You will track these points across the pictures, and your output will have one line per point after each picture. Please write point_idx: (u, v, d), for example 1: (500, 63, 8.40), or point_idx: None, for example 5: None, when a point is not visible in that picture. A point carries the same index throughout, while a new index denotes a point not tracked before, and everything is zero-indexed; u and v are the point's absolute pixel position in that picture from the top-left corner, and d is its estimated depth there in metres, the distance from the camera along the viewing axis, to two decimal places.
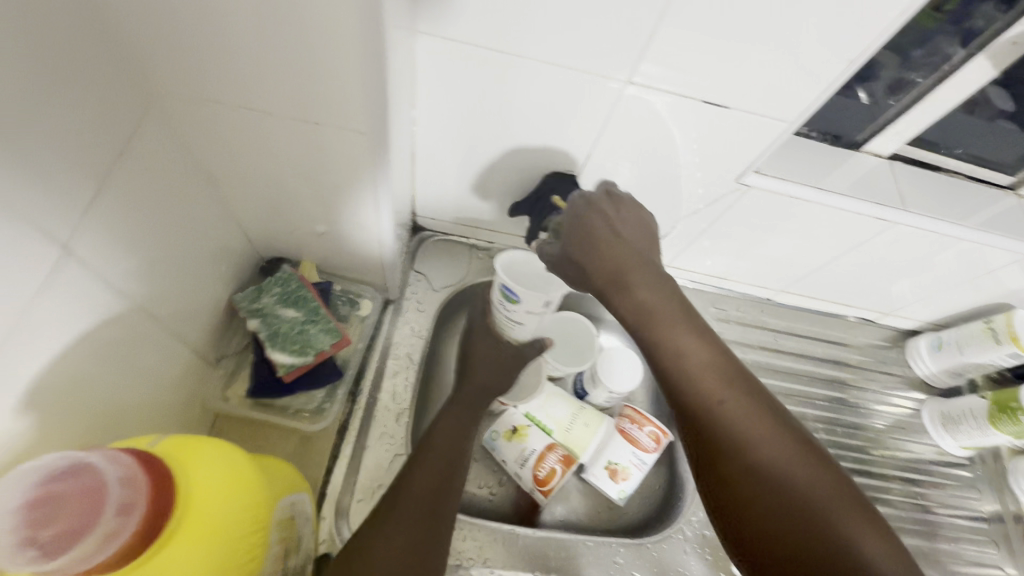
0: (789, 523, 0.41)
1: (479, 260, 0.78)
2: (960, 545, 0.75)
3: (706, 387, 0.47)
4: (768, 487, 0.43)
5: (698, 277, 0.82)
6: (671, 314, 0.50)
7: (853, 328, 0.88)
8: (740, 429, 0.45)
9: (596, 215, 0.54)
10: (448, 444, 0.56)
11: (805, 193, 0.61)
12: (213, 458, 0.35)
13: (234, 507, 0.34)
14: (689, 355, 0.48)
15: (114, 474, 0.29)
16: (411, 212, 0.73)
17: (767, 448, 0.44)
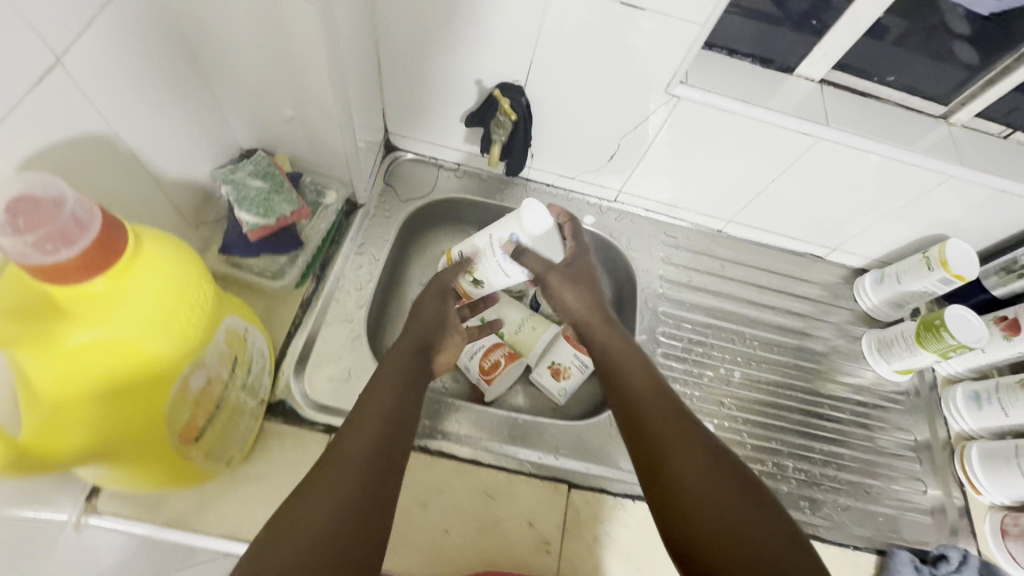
0: (716, 519, 0.46)
1: (446, 179, 0.85)
2: (886, 459, 0.78)
3: (651, 418, 0.56)
4: (699, 487, 0.48)
5: (651, 205, 0.88)
6: (627, 361, 0.63)
7: (804, 263, 0.92)
8: (675, 438, 0.53)
9: (581, 271, 0.72)
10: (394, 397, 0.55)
11: (731, 105, 0.67)
12: (170, 251, 0.41)
13: (176, 294, 0.40)
14: (633, 377, 0.61)
15: (82, 198, 0.34)
16: (383, 128, 0.80)
17: (697, 458, 0.51)
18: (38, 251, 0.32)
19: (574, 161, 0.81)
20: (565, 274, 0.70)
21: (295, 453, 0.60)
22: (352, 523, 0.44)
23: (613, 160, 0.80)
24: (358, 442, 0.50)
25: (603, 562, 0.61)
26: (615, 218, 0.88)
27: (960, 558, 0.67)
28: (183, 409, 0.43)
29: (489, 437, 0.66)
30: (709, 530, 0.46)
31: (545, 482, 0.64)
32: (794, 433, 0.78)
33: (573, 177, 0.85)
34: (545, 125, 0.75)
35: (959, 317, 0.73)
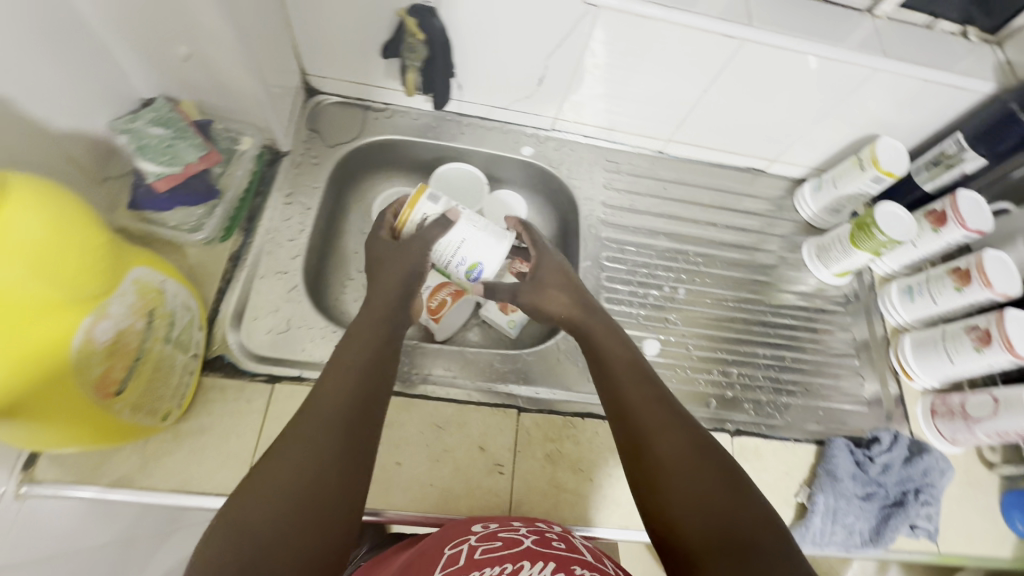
0: (699, 499, 0.44)
1: (375, 120, 0.82)
2: (826, 359, 0.81)
3: (637, 403, 0.52)
4: (686, 477, 0.46)
5: (590, 130, 0.86)
6: (614, 348, 0.58)
7: (746, 178, 0.92)
8: (666, 426, 0.49)
9: (550, 275, 0.66)
10: (370, 353, 0.52)
11: (651, 10, 0.65)
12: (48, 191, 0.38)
13: (60, 240, 0.38)
14: (616, 364, 0.56)
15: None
16: (299, 69, 0.76)
17: (687, 453, 0.47)
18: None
19: (503, 89, 0.79)
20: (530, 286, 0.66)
21: (236, 405, 0.60)
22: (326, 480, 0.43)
23: (545, 85, 0.78)
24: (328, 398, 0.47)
25: (554, 476, 0.63)
26: (554, 147, 0.87)
27: (890, 438, 0.71)
28: (94, 359, 0.42)
29: (437, 373, 0.67)
30: (700, 516, 0.43)
31: (494, 408, 0.65)
32: (738, 341, 0.80)
33: (505, 107, 0.83)
34: (467, 51, 0.72)
35: (891, 214, 0.75)
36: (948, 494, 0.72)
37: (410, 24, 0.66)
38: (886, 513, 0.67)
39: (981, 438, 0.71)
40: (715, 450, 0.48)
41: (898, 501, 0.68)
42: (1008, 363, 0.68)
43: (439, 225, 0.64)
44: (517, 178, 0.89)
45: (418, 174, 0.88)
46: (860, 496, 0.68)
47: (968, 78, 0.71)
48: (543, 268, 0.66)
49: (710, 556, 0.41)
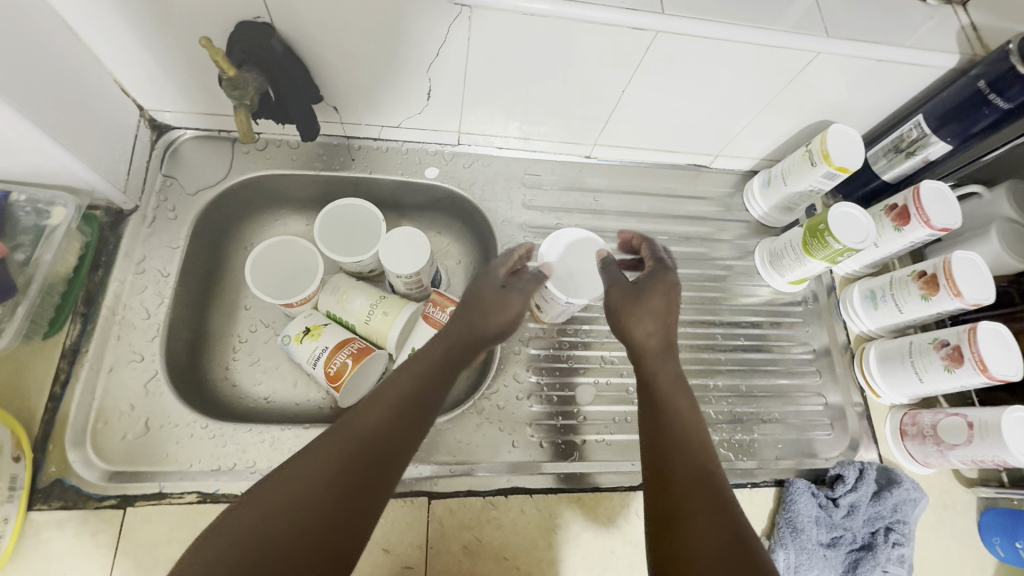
0: None
1: (245, 155, 0.69)
2: (786, 379, 0.73)
3: (692, 465, 0.47)
4: (705, 550, 0.41)
5: (503, 141, 0.74)
6: (684, 402, 0.53)
7: (688, 177, 0.81)
8: (711, 504, 0.44)
9: (654, 294, 0.59)
10: (418, 389, 0.50)
11: (536, 6, 0.52)
12: None
13: None
14: (687, 422, 0.51)
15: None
16: (134, 107, 0.63)
17: (726, 540, 0.42)
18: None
19: (387, 106, 0.66)
20: (630, 292, 0.58)
21: (76, 541, 0.50)
22: (317, 513, 0.40)
23: (436, 99, 0.65)
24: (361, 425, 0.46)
25: (473, 571, 0.55)
26: (464, 165, 0.75)
27: (856, 475, 0.64)
28: None
29: None
30: None
31: (400, 500, 0.56)
32: (687, 371, 0.71)
33: (398, 125, 0.70)
34: (329, 69, 0.59)
35: (845, 218, 0.65)
36: (921, 522, 0.66)
37: (222, 65, 0.51)
38: (854, 559, 0.60)
39: (955, 463, 0.63)
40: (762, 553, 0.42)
41: (867, 543, 0.61)
42: (981, 382, 0.60)
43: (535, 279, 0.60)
44: (427, 203, 0.77)
45: (311, 209, 0.76)
46: (825, 543, 0.61)
47: (926, 52, 0.60)
48: (652, 284, 0.59)
49: None
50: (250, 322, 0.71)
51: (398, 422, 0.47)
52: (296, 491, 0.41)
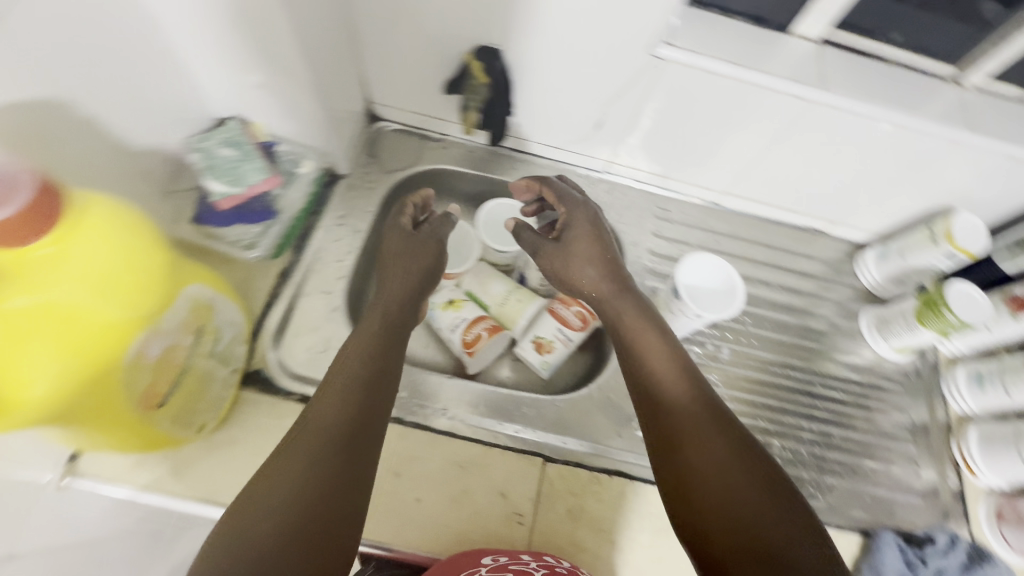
0: (732, 502, 0.45)
1: (432, 149, 0.84)
2: (879, 441, 0.75)
3: (671, 398, 0.52)
4: (706, 473, 0.47)
5: (643, 176, 0.85)
6: (649, 335, 0.58)
7: (804, 238, 0.88)
8: (696, 425, 0.50)
9: (581, 233, 0.65)
10: (366, 369, 0.52)
11: (718, 67, 0.63)
12: (105, 240, 0.39)
13: (126, 269, 0.40)
14: (660, 354, 0.56)
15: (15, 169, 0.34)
16: (365, 98, 0.79)
17: (717, 449, 0.48)
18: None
19: (559, 129, 0.79)
20: (564, 251, 0.65)
21: (267, 421, 0.61)
22: (314, 489, 0.43)
23: (602, 130, 0.77)
24: (318, 418, 0.48)
25: (573, 534, 0.61)
26: (605, 190, 0.86)
27: (947, 540, 0.66)
28: (142, 372, 0.44)
29: (463, 411, 0.65)
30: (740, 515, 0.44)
31: (519, 455, 0.63)
32: (783, 410, 0.76)
33: (560, 147, 0.82)
34: (527, 92, 0.73)
35: (964, 296, 0.70)
36: None
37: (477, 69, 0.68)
38: None
39: None
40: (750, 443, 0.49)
41: None
42: None
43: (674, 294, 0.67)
44: None
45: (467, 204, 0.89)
46: None
47: None
48: (575, 225, 0.65)
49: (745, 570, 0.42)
50: None
51: (358, 407, 0.49)
52: (282, 497, 0.42)
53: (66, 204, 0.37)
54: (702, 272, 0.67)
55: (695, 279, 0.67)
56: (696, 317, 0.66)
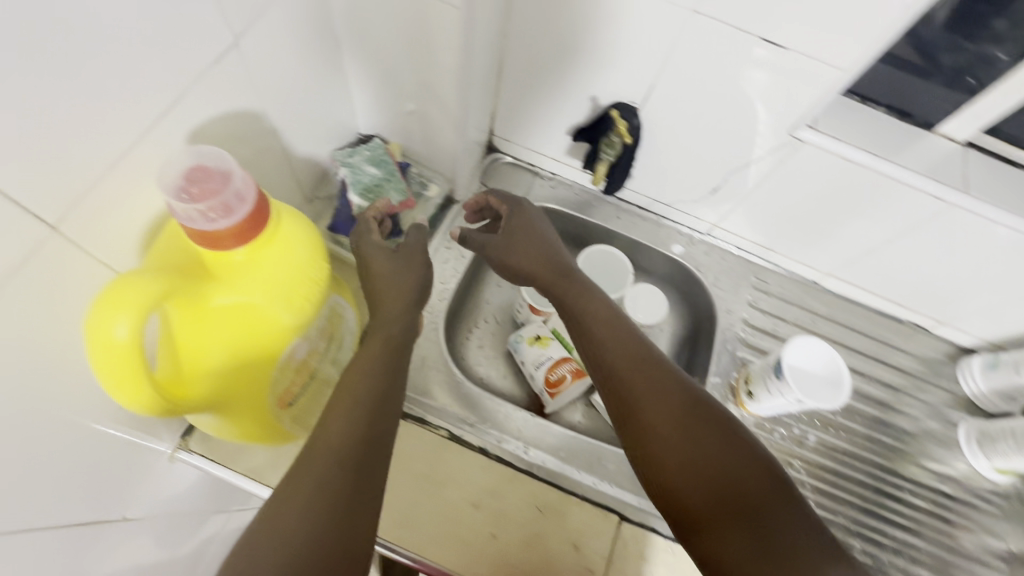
0: (699, 462, 0.50)
1: (541, 187, 0.86)
2: (969, 565, 0.71)
3: (627, 373, 0.56)
4: (671, 439, 0.52)
5: (746, 245, 0.84)
6: (602, 316, 0.62)
7: (904, 333, 0.85)
8: (653, 394, 0.55)
9: (520, 226, 0.67)
10: (374, 393, 0.52)
11: (859, 157, 0.62)
12: (292, 251, 0.42)
13: (301, 280, 0.43)
14: (612, 331, 0.60)
15: (240, 175, 0.36)
16: (489, 131, 0.82)
17: (676, 414, 0.53)
18: (174, 194, 0.35)
19: (673, 188, 0.79)
20: (508, 241, 0.67)
21: None
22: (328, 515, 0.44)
23: (718, 195, 0.77)
24: (326, 443, 0.48)
25: None
26: (705, 252, 0.86)
27: None
28: (286, 374, 0.47)
29: (548, 453, 0.66)
30: (706, 468, 0.49)
31: (596, 508, 0.63)
32: (868, 513, 0.73)
33: (668, 204, 0.83)
34: (652, 150, 0.74)
35: None
36: None
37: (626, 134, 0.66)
38: None
39: None
40: (703, 398, 0.55)
41: None
42: None
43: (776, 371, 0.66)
44: (659, 272, 0.88)
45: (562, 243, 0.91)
46: None
47: None
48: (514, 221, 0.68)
49: (723, 521, 0.47)
50: (487, 314, 0.86)
51: (365, 428, 0.50)
52: (295, 529, 0.42)
53: (272, 222, 0.41)
54: (811, 358, 0.66)
55: (802, 363, 0.65)
56: (793, 400, 0.65)
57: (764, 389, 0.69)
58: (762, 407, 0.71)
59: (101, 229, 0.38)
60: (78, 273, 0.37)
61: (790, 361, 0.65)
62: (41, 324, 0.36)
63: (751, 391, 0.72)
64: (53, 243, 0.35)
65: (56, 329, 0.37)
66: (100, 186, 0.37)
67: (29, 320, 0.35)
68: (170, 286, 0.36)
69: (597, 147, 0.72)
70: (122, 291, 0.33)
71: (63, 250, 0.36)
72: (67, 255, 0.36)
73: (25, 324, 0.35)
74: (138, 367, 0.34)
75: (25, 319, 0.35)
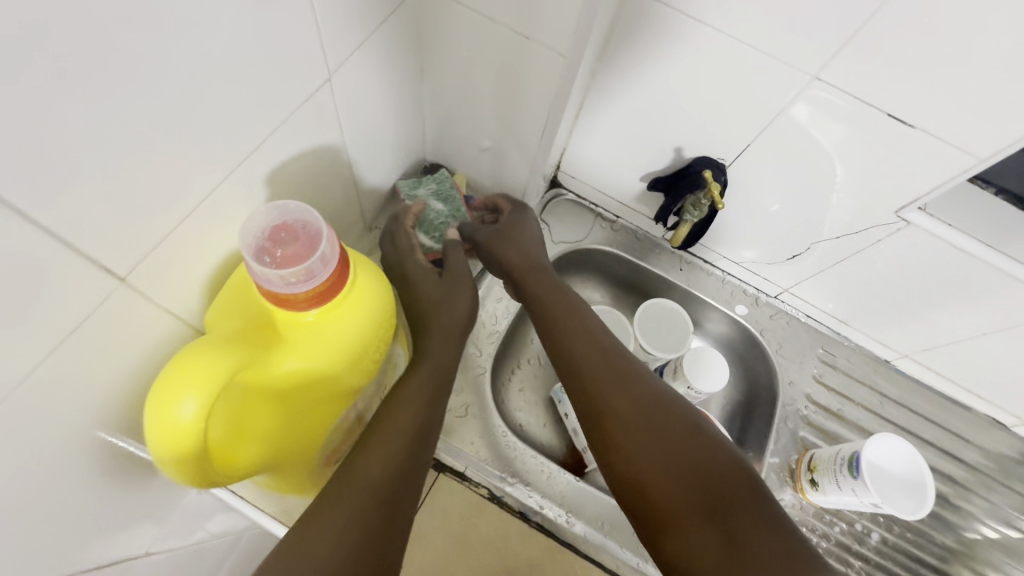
0: (669, 465, 0.45)
1: (602, 229, 0.82)
2: None
3: (596, 379, 0.52)
4: (643, 445, 0.47)
5: (816, 314, 0.79)
6: (563, 311, 0.57)
7: (981, 427, 0.78)
8: (622, 398, 0.50)
9: (515, 219, 0.62)
10: (416, 419, 0.48)
11: (972, 247, 0.57)
12: (367, 310, 0.39)
13: (371, 342, 0.41)
14: (578, 330, 0.55)
15: (327, 241, 0.35)
16: (555, 166, 0.78)
17: (644, 416, 0.49)
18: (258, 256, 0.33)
19: (746, 247, 0.74)
20: (496, 233, 0.61)
21: None
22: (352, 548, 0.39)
23: (795, 262, 0.72)
24: (361, 467, 0.43)
25: None
26: (770, 315, 0.80)
27: None
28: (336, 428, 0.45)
29: (590, 525, 0.61)
30: (677, 472, 0.45)
31: None
32: None
33: (737, 262, 0.78)
34: (731, 208, 0.69)
35: None
36: None
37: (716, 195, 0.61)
38: None
39: None
40: (670, 397, 0.50)
41: None
42: None
43: (851, 468, 0.61)
44: (717, 330, 0.83)
45: (617, 288, 0.86)
46: None
47: None
48: (511, 215, 0.62)
49: (695, 523, 0.42)
50: (531, 354, 0.82)
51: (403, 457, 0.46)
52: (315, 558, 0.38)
53: (352, 284, 0.38)
54: (891, 459, 0.60)
55: (880, 463, 0.59)
56: (868, 504, 0.59)
57: (833, 483, 0.63)
58: (826, 501, 0.65)
59: (167, 276, 0.36)
60: (141, 321, 0.36)
61: (868, 460, 0.59)
62: (100, 372, 0.35)
63: (816, 482, 0.66)
64: (120, 294, 0.33)
65: (115, 375, 0.36)
66: (172, 236, 0.35)
67: (88, 368, 0.34)
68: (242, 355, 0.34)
69: (681, 199, 0.67)
70: (191, 365, 0.31)
71: (129, 300, 0.34)
72: (132, 304, 0.35)
73: (84, 374, 0.34)
74: (201, 444, 0.32)
75: (84, 369, 0.33)
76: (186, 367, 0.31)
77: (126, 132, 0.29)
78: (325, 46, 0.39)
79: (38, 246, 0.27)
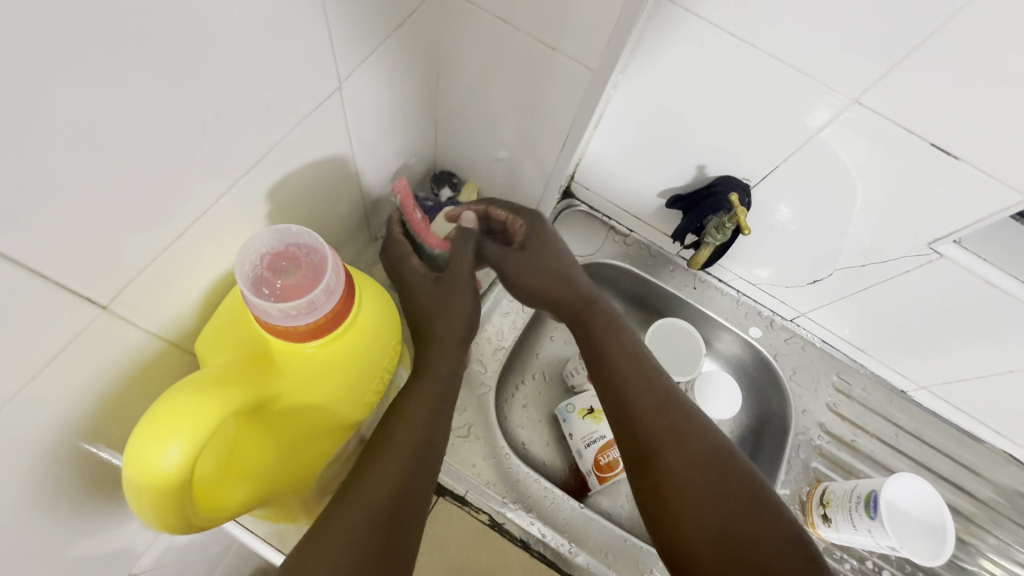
0: (722, 534, 0.44)
1: (615, 243, 0.79)
2: None
3: (650, 423, 0.50)
4: (694, 504, 0.46)
5: (833, 340, 0.76)
6: (620, 349, 0.55)
7: (996, 462, 0.76)
8: (676, 449, 0.48)
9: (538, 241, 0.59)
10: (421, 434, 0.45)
11: (1008, 283, 0.54)
12: (368, 338, 0.38)
13: (372, 372, 0.39)
14: (633, 370, 0.53)
15: (332, 271, 0.34)
16: (569, 177, 0.75)
17: (698, 475, 0.47)
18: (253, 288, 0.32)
19: (765, 269, 0.72)
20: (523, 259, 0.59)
21: None
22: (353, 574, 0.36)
23: (816, 287, 0.69)
24: (364, 493, 0.40)
25: None
26: (784, 339, 0.78)
27: None
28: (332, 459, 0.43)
29: (593, 556, 0.59)
30: (730, 543, 0.43)
31: None
32: None
33: (754, 284, 0.75)
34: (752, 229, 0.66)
35: None
36: None
37: (742, 220, 0.59)
38: None
39: None
40: (726, 455, 0.48)
41: None
42: None
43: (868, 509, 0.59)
44: (728, 351, 0.80)
45: (627, 303, 0.83)
46: None
47: None
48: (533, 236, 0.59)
49: None
50: (536, 369, 0.79)
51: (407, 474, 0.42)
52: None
53: (353, 313, 0.37)
54: (911, 500, 0.58)
55: (899, 504, 0.58)
56: (885, 546, 0.57)
57: (845, 521, 0.61)
58: (836, 538, 0.63)
59: (156, 299, 0.34)
60: (126, 346, 0.33)
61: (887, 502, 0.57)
62: (78, 405, 0.32)
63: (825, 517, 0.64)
64: (103, 320, 0.31)
65: (97, 404, 0.33)
66: (162, 256, 0.32)
67: (66, 402, 0.31)
68: (235, 394, 0.31)
69: (703, 220, 0.64)
70: (176, 407, 0.29)
71: (112, 326, 0.32)
72: (116, 330, 0.32)
73: (62, 406, 0.31)
74: (188, 491, 0.30)
75: (61, 402, 0.31)
76: (171, 410, 0.29)
77: (112, 146, 0.26)
78: (337, 50, 0.36)
79: (13, 268, 0.24)
